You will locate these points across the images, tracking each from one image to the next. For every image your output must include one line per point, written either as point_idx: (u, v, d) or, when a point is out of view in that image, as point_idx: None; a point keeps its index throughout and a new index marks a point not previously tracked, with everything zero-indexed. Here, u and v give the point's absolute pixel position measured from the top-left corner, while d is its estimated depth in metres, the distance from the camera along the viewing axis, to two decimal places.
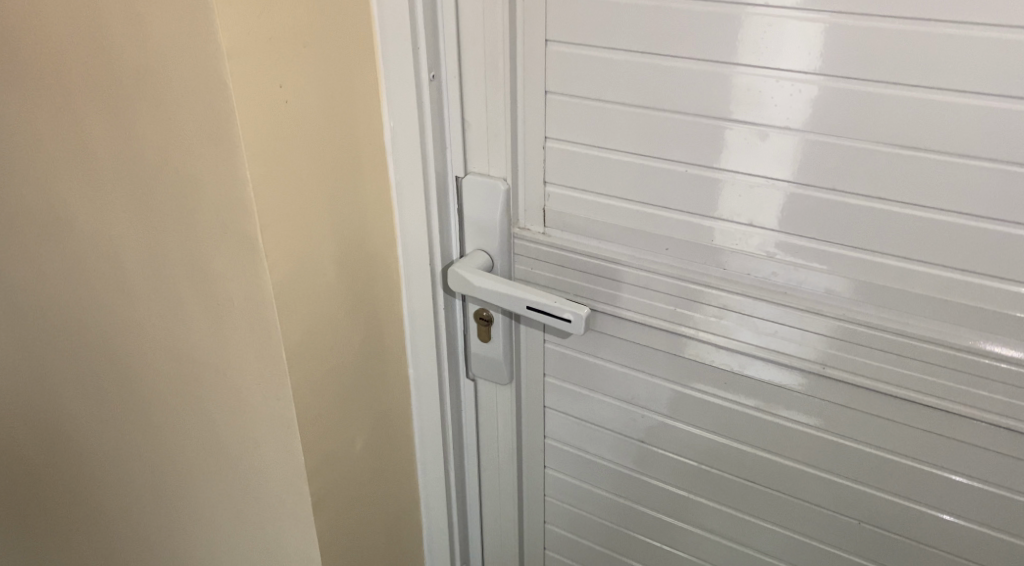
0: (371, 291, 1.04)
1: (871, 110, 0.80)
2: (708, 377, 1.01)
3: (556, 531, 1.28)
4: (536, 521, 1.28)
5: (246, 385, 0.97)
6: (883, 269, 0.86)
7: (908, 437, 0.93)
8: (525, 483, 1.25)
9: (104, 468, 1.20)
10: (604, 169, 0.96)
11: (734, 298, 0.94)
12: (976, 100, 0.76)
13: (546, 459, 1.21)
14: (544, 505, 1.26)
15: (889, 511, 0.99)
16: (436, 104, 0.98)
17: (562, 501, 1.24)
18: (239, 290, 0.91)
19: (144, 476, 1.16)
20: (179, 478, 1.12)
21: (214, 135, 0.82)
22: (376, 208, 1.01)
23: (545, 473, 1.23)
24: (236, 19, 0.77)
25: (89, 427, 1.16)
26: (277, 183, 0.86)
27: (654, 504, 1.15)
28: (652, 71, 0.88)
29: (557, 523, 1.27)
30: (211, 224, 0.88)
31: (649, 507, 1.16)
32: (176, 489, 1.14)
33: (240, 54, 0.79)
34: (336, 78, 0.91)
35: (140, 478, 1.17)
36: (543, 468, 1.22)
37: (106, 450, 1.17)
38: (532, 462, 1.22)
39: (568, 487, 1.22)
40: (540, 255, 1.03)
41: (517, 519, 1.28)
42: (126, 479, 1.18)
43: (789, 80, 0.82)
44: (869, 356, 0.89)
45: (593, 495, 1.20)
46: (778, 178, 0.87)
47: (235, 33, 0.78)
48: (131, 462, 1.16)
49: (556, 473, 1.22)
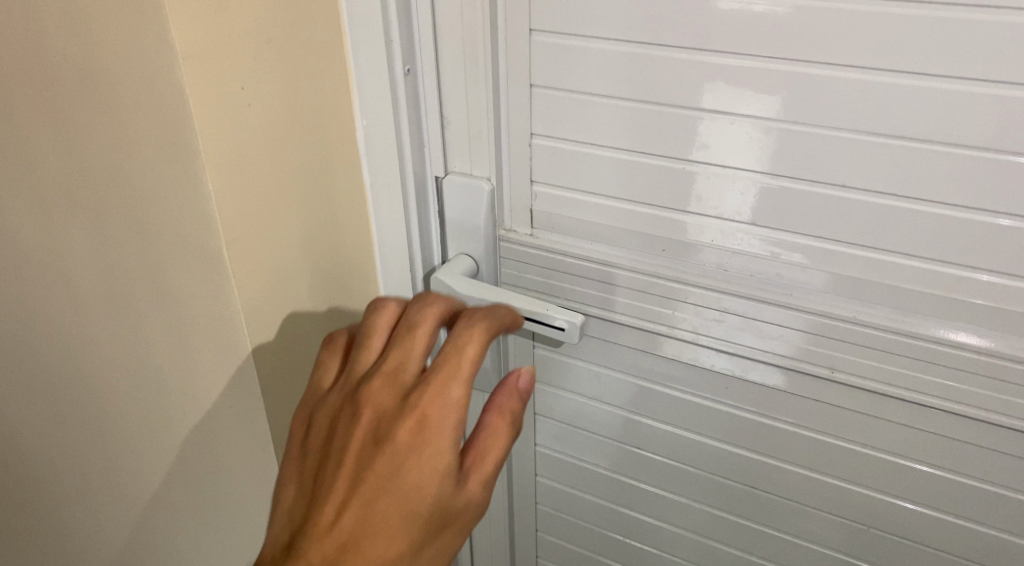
0: (346, 302, 0.97)
1: (878, 100, 0.76)
2: (707, 383, 0.97)
3: (549, 537, 1.25)
4: (528, 526, 1.26)
5: (216, 408, 0.91)
6: (895, 268, 0.82)
7: (916, 440, 0.90)
8: (515, 490, 1.22)
9: (67, 493, 1.12)
10: (593, 167, 0.90)
11: (736, 302, 0.89)
12: (990, 90, 0.73)
13: (536, 467, 1.18)
14: (535, 512, 1.23)
15: (895, 514, 0.96)
16: (411, 101, 0.91)
17: (554, 509, 1.21)
18: (204, 310, 0.84)
19: (109, 504, 1.09)
20: (144, 506, 1.05)
21: (169, 144, 0.75)
22: (351, 214, 0.95)
23: (535, 482, 1.20)
24: (190, 17, 0.70)
25: (48, 449, 1.09)
26: (243, 194, 0.80)
27: (648, 511, 1.12)
28: (645, 62, 0.82)
29: (549, 530, 1.24)
30: (171, 239, 0.81)
31: (644, 514, 1.13)
32: (141, 518, 1.06)
33: (195, 56, 0.72)
34: (302, 77, 0.84)
35: (105, 505, 1.09)
36: (533, 476, 1.19)
37: (68, 474, 1.10)
38: (523, 469, 1.19)
39: (560, 495, 1.19)
40: (527, 258, 0.98)
41: (509, 524, 1.26)
42: (90, 506, 1.11)
43: (793, 70, 0.78)
44: (879, 358, 0.86)
45: (587, 501, 1.17)
46: (779, 174, 0.83)
47: (189, 33, 0.71)
48: (94, 488, 1.08)
49: (548, 481, 1.18)
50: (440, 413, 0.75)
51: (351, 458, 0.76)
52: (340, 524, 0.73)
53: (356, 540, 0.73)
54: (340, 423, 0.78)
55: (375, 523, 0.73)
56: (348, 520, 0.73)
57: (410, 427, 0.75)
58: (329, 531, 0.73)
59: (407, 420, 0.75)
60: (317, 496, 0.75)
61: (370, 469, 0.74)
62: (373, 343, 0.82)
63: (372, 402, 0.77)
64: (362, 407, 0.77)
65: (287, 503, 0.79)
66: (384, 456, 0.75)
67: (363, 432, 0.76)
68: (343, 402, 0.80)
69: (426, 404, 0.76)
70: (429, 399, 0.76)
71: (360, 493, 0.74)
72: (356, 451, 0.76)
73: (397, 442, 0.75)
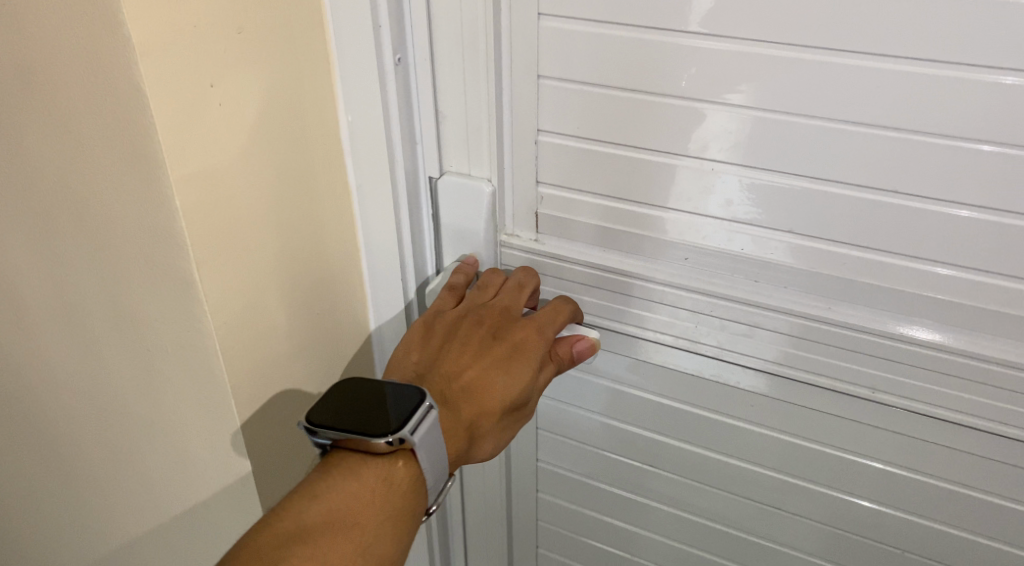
0: (332, 317, 0.89)
1: (925, 95, 0.69)
2: (726, 400, 0.92)
3: (550, 555, 1.19)
4: (527, 544, 1.19)
5: (188, 438, 0.81)
6: (943, 281, 0.76)
7: (950, 460, 0.85)
8: (514, 507, 1.16)
9: (31, 522, 1.03)
10: (608, 167, 0.82)
11: (766, 317, 0.83)
12: (1011, 79, 0.67)
13: (537, 482, 1.12)
14: (535, 528, 1.17)
15: (929, 536, 0.91)
16: (402, 94, 0.82)
17: (555, 525, 1.15)
18: (172, 333, 0.74)
19: (77, 532, 1.00)
20: (114, 535, 0.96)
21: (127, 151, 0.66)
22: (335, 223, 0.86)
23: (536, 498, 1.13)
24: (148, 6, 0.62)
25: (7, 470, 1.00)
26: (214, 207, 0.71)
27: (658, 528, 1.07)
28: (665, 52, 0.75)
29: (550, 548, 1.18)
30: (134, 255, 0.72)
31: (654, 532, 1.08)
32: (113, 548, 0.97)
33: (154, 49, 0.63)
34: (280, 69, 0.75)
35: (72, 535, 1.00)
36: (534, 493, 1.13)
37: (30, 502, 1.01)
38: (523, 485, 1.13)
39: (563, 511, 1.13)
40: (544, 270, 0.90)
41: (506, 540, 1.20)
42: (56, 535, 1.02)
43: (832, 60, 0.70)
44: (920, 377, 0.81)
45: (592, 518, 1.11)
46: (823, 178, 0.75)
47: (146, 22, 0.62)
48: (60, 516, 0.99)
49: (548, 497, 1.13)
50: (547, 336, 0.83)
51: (469, 338, 0.83)
52: (458, 378, 0.81)
53: (468, 392, 0.81)
54: (459, 312, 0.85)
55: (485, 390, 0.81)
56: (465, 377, 0.81)
57: (525, 333, 0.82)
58: (448, 380, 0.81)
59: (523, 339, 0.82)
60: (438, 354, 0.83)
61: (488, 349, 0.82)
62: (486, 278, 0.87)
63: (491, 310, 0.84)
64: (483, 310, 0.84)
65: (401, 362, 0.83)
66: (499, 345, 0.82)
67: (484, 324, 0.83)
68: (459, 309, 0.85)
69: (539, 326, 0.83)
70: (542, 323, 0.83)
71: (476, 363, 0.81)
72: (474, 335, 0.83)
73: (513, 339, 0.82)
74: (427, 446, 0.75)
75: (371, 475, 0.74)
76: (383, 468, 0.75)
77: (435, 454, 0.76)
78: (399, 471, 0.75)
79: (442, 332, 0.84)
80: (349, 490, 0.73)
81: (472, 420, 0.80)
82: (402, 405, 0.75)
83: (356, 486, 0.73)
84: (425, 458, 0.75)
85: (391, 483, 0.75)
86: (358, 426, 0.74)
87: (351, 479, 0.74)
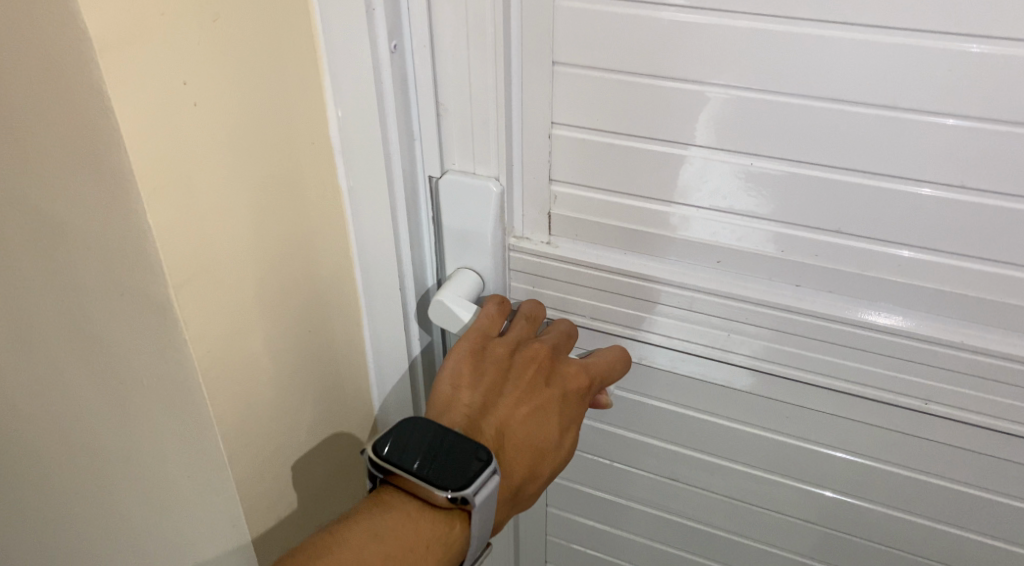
0: (325, 334, 0.80)
1: (990, 79, 0.63)
2: (758, 411, 0.85)
3: None
4: (535, 558, 1.13)
5: (167, 472, 0.73)
6: (1001, 281, 0.70)
7: (1005, 473, 0.78)
8: (522, 521, 1.09)
9: None
10: (631, 162, 0.75)
11: (805, 324, 0.76)
12: (976, 48, 0.62)
13: (548, 496, 1.05)
14: (546, 542, 1.10)
15: (979, 553, 0.84)
16: (399, 87, 0.74)
17: (567, 540, 1.08)
18: (147, 360, 0.66)
19: None
20: None
21: (86, 158, 0.58)
22: (325, 232, 0.78)
23: (547, 512, 1.06)
24: None
25: None
26: (188, 221, 0.62)
27: (679, 542, 1.00)
28: (695, 34, 0.67)
29: (560, 562, 1.11)
30: (99, 272, 0.63)
31: (674, 546, 1.01)
32: None
33: (115, 44, 0.54)
34: (261, 63, 0.66)
35: None
36: (544, 507, 1.06)
37: None
38: None
39: (576, 525, 1.06)
40: (560, 276, 0.83)
41: (515, 555, 1.13)
42: None
43: (882, 41, 0.64)
44: (974, 387, 0.74)
45: (606, 532, 1.04)
46: (876, 173, 0.69)
47: (104, 13, 0.53)
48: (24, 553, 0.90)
49: (560, 512, 1.06)
50: (597, 390, 0.80)
51: (522, 377, 0.79)
52: (512, 427, 0.78)
53: (522, 440, 0.78)
54: (511, 343, 0.79)
55: (538, 439, 0.78)
56: (519, 427, 0.78)
57: (578, 382, 0.79)
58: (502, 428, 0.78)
59: (576, 389, 0.79)
60: (492, 391, 0.78)
61: (541, 395, 0.79)
62: (530, 308, 0.83)
63: (546, 347, 0.79)
64: (537, 347, 0.79)
65: (453, 396, 0.78)
66: (553, 392, 0.79)
67: (538, 364, 0.79)
68: (509, 341, 0.79)
69: (592, 375, 0.80)
70: (597, 374, 0.80)
71: (530, 407, 0.79)
72: (525, 379, 0.79)
73: (565, 387, 0.79)
74: (489, 512, 0.72)
75: (429, 527, 0.72)
76: (440, 522, 0.72)
77: (484, 520, 0.72)
78: (453, 530, 0.73)
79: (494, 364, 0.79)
80: (405, 539, 0.71)
81: (524, 471, 0.78)
82: (467, 461, 0.71)
83: (413, 536, 0.71)
84: (474, 522, 0.71)
85: (444, 541, 0.72)
86: (421, 471, 0.71)
87: (410, 527, 0.71)
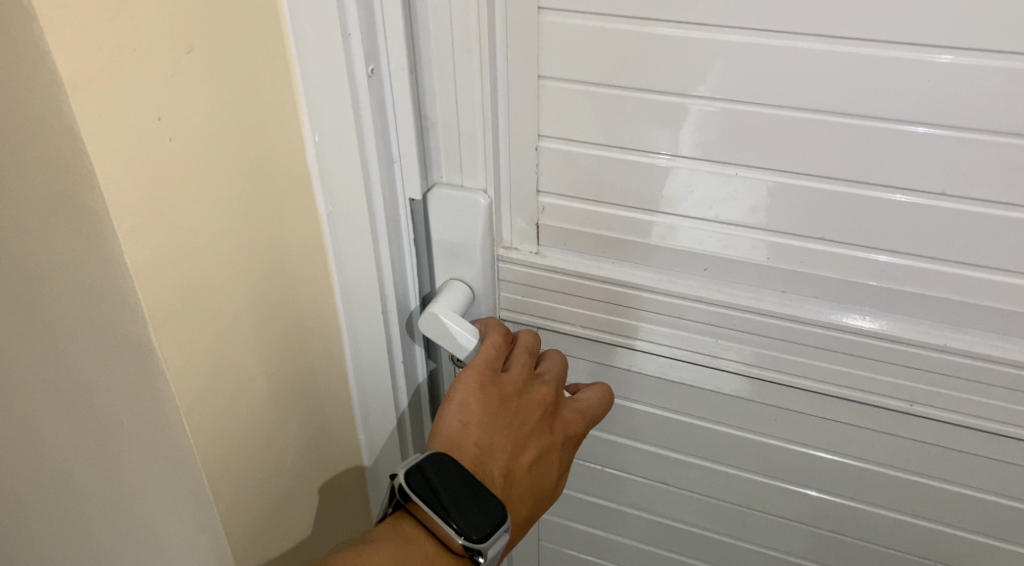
0: (299, 357, 0.81)
1: (965, 87, 0.64)
2: (745, 414, 0.86)
3: None
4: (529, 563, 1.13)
5: (150, 499, 0.72)
6: (980, 284, 0.71)
7: (988, 471, 0.80)
8: None
9: None
10: (616, 172, 0.76)
11: (791, 328, 0.78)
12: (948, 58, 0.63)
13: None
14: (540, 547, 1.10)
15: (966, 550, 0.85)
16: (381, 106, 0.75)
17: (560, 545, 1.09)
18: (126, 391, 0.66)
19: None
20: None
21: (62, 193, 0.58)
22: (303, 254, 0.78)
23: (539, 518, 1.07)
24: (82, 25, 0.53)
25: None
26: (165, 255, 0.62)
27: (671, 545, 1.01)
28: (676, 47, 0.69)
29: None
30: (76, 305, 0.63)
31: (665, 549, 1.02)
32: None
33: (91, 80, 0.54)
34: (236, 96, 0.66)
35: None
36: None
37: None
38: None
39: (568, 531, 1.07)
40: (549, 285, 0.83)
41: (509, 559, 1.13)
42: None
43: (857, 55, 0.65)
44: (956, 388, 0.75)
45: (598, 537, 1.05)
46: (856, 181, 0.70)
47: (74, 53, 0.53)
48: None
49: (552, 517, 1.06)
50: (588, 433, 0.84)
51: (527, 419, 0.80)
52: (518, 471, 0.80)
53: (526, 483, 0.80)
54: (521, 381, 0.80)
55: (535, 481, 0.81)
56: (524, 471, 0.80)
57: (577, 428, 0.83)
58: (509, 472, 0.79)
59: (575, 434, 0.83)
60: (499, 432, 0.79)
61: (544, 438, 0.81)
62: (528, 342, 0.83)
63: (552, 391, 0.81)
64: (544, 391, 0.81)
65: (461, 435, 0.78)
66: (553, 436, 0.82)
67: (544, 409, 0.81)
68: (518, 382, 0.80)
69: (587, 419, 0.83)
70: (591, 418, 0.84)
71: (534, 450, 0.81)
72: (532, 424, 0.80)
73: (566, 432, 0.82)
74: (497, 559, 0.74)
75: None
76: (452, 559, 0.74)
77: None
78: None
79: (502, 403, 0.79)
80: None
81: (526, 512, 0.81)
82: (483, 511, 0.73)
83: None
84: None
85: None
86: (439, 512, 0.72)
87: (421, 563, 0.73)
